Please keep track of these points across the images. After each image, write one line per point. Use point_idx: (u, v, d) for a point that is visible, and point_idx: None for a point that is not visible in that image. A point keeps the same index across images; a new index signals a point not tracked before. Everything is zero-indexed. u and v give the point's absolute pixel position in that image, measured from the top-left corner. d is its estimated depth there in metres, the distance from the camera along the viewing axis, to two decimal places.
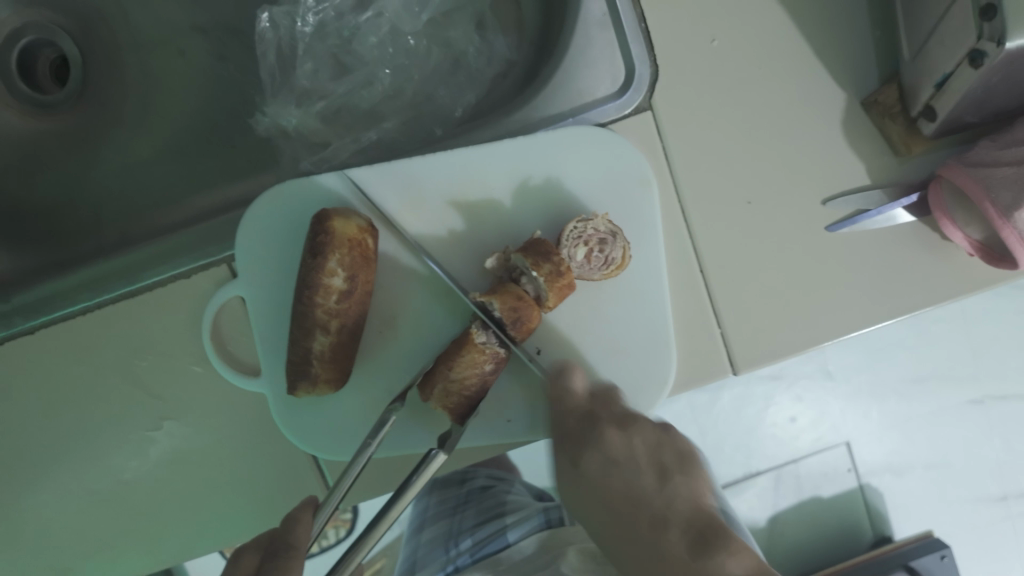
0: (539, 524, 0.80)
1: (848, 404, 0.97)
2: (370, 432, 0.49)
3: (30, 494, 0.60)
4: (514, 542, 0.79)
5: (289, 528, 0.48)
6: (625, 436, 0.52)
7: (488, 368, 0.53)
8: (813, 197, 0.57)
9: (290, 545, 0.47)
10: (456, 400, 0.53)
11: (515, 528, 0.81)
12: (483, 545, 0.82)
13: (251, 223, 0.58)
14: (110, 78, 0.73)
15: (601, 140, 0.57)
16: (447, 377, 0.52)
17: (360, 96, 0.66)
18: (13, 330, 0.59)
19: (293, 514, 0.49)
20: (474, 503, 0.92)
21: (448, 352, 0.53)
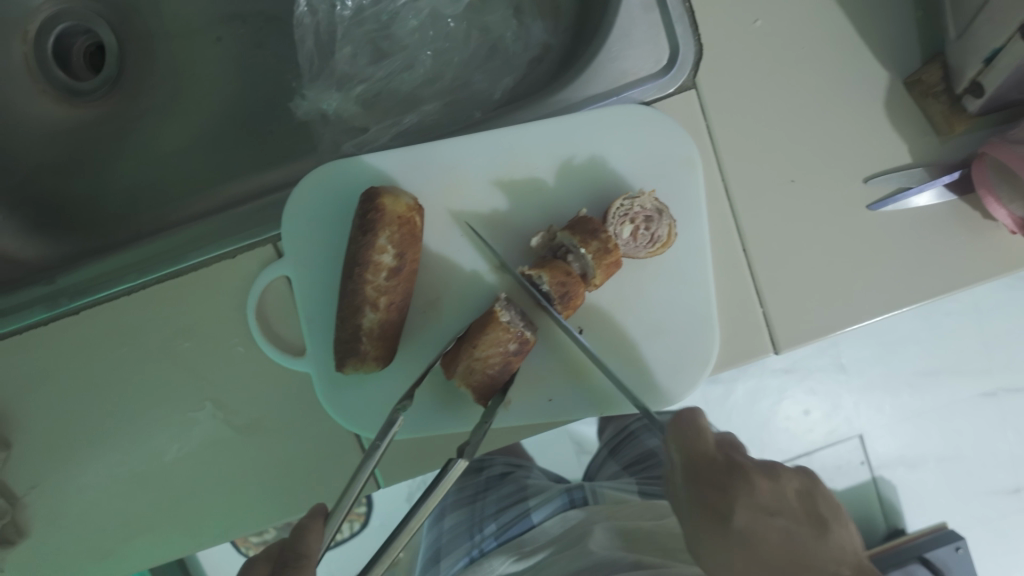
0: (562, 505, 0.81)
1: (860, 397, 0.98)
2: (378, 432, 0.46)
3: (75, 470, 0.61)
4: (540, 523, 0.80)
5: (299, 537, 0.43)
6: (772, 488, 0.45)
7: (511, 347, 0.51)
8: (854, 176, 0.58)
9: (301, 554, 0.43)
10: (478, 379, 0.52)
11: (539, 509, 0.82)
12: (507, 528, 0.82)
13: (297, 204, 0.58)
14: (144, 63, 0.73)
15: (644, 119, 0.57)
16: (471, 355, 0.51)
17: (400, 81, 0.66)
18: (61, 309, 0.60)
19: (304, 521, 0.44)
20: (493, 491, 0.92)
21: (472, 330, 0.52)
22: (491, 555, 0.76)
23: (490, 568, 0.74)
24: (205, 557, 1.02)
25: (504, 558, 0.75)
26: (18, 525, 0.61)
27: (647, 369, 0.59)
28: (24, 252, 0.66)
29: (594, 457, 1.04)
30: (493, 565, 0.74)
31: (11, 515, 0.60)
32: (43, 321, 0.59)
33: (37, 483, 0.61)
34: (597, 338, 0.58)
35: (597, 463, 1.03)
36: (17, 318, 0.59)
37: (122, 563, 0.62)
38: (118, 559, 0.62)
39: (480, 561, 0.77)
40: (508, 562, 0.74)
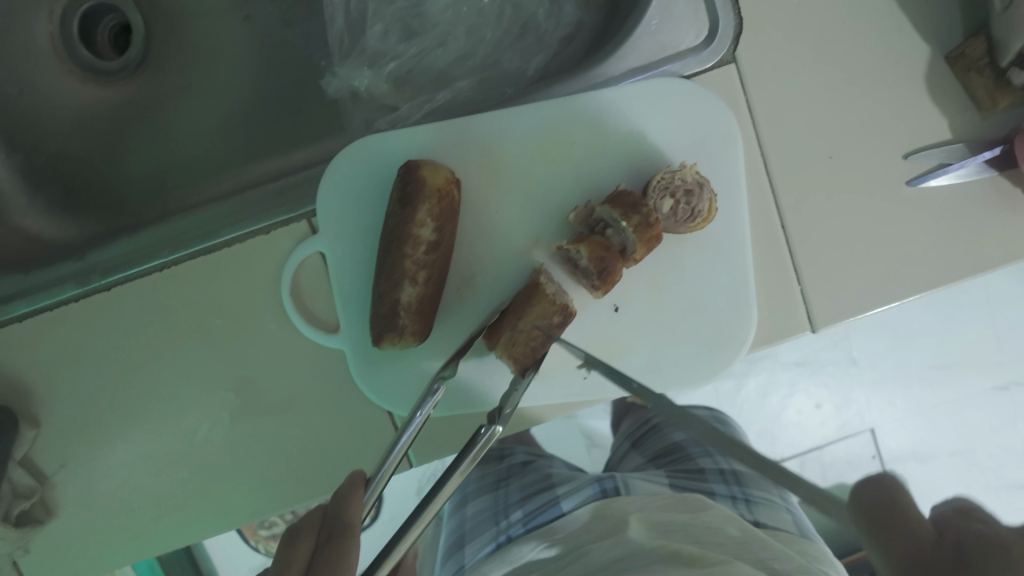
0: (593, 494, 0.79)
1: (874, 393, 0.84)
2: (419, 400, 0.48)
3: (106, 448, 0.61)
4: (569, 511, 0.78)
5: (341, 506, 0.42)
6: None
7: (556, 319, 0.51)
8: (893, 152, 0.57)
9: (345, 524, 0.41)
10: (523, 350, 0.51)
11: (569, 498, 0.81)
12: (535, 515, 0.81)
13: (333, 179, 0.58)
14: (171, 42, 0.72)
15: (684, 92, 0.56)
16: (516, 325, 0.51)
17: (431, 57, 0.64)
18: (93, 286, 0.59)
19: (343, 490, 0.43)
20: (516, 478, 0.93)
21: (517, 301, 0.52)
22: (521, 542, 0.76)
23: (520, 555, 0.74)
24: (215, 549, 1.03)
25: (533, 544, 0.74)
26: (46, 504, 0.61)
27: (684, 346, 0.58)
28: (50, 232, 0.66)
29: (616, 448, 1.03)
30: (522, 552, 0.74)
31: (39, 493, 0.60)
32: (73, 298, 0.59)
33: (65, 462, 0.61)
34: (634, 315, 0.58)
35: (619, 456, 1.02)
36: (47, 294, 0.59)
37: (152, 543, 0.62)
38: (147, 539, 0.62)
39: (509, 548, 0.77)
40: (538, 548, 0.73)
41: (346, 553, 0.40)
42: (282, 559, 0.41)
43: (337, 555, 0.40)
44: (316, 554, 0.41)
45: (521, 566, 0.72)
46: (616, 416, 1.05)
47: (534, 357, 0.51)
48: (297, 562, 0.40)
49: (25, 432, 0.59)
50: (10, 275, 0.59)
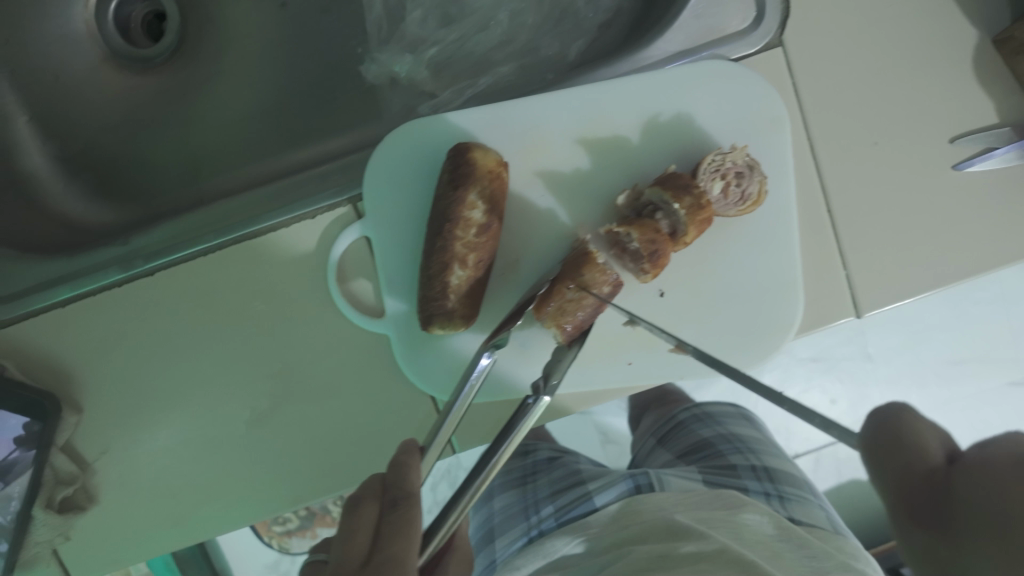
0: (626, 489, 0.79)
1: None
2: (467, 370, 0.49)
3: (146, 434, 0.60)
4: (601, 507, 0.78)
5: (401, 474, 0.43)
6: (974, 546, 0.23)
7: (604, 291, 0.52)
8: (939, 136, 0.56)
9: (407, 491, 0.42)
10: (570, 322, 0.50)
11: (602, 493, 0.81)
12: (566, 511, 0.81)
13: (379, 163, 0.58)
14: (205, 29, 0.72)
15: (732, 75, 0.56)
16: (567, 292, 0.51)
17: (470, 43, 0.64)
18: (135, 271, 0.59)
19: (400, 458, 0.44)
20: (544, 474, 0.93)
21: (568, 271, 0.52)
22: (554, 536, 0.76)
23: (554, 548, 0.74)
24: (229, 544, 1.02)
25: (567, 539, 0.74)
26: (87, 491, 0.60)
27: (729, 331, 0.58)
28: (88, 217, 0.66)
29: (638, 443, 1.00)
30: (556, 546, 0.74)
31: (80, 481, 0.60)
32: (116, 284, 0.59)
33: (107, 448, 0.60)
34: (678, 300, 0.58)
35: (643, 451, 0.99)
36: (90, 280, 0.59)
37: (193, 531, 0.62)
38: (188, 526, 0.61)
39: (542, 542, 0.77)
40: (572, 543, 0.73)
41: (411, 520, 0.41)
42: (349, 525, 0.42)
43: (405, 521, 0.41)
44: (382, 521, 0.42)
45: (556, 562, 0.71)
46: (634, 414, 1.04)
47: (580, 329, 0.51)
48: (364, 527, 0.42)
49: (67, 419, 0.59)
50: (52, 262, 0.60)
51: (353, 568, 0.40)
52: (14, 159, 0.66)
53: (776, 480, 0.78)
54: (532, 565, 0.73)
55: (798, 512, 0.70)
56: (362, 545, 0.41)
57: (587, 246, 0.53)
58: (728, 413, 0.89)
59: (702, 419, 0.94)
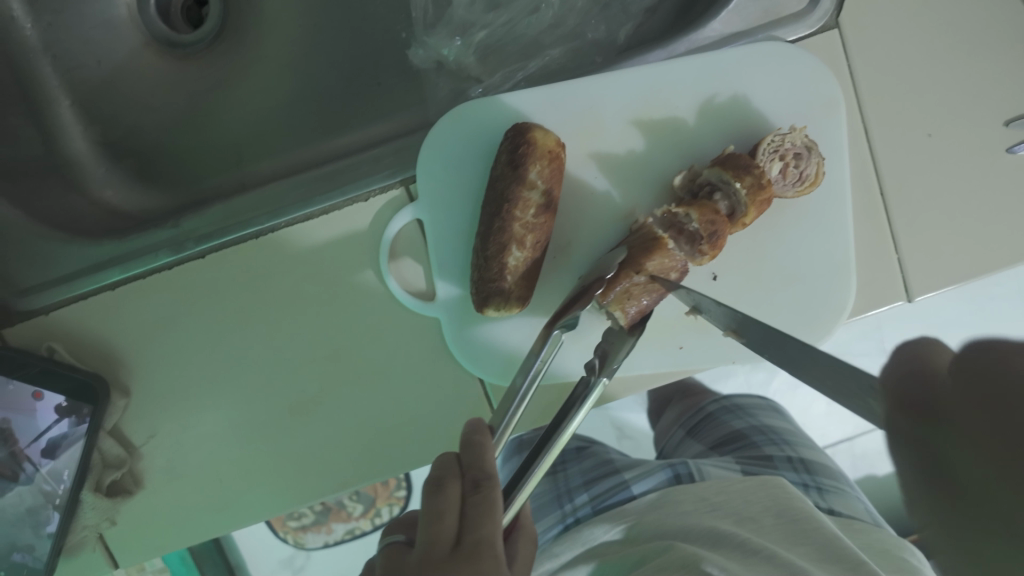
0: (666, 478, 0.75)
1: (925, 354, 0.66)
2: (536, 345, 0.47)
3: (193, 418, 0.60)
4: (641, 495, 0.75)
5: (478, 455, 0.43)
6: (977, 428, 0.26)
7: (672, 276, 0.52)
8: (994, 118, 0.55)
9: (488, 473, 0.43)
10: (634, 307, 0.50)
11: (639, 481, 0.77)
12: (603, 498, 0.78)
13: (433, 145, 0.58)
14: (246, 12, 0.71)
15: (788, 56, 0.55)
16: (633, 276, 0.50)
17: (519, 27, 0.64)
18: (186, 254, 0.59)
19: (474, 438, 0.45)
20: (573, 463, 0.88)
21: (634, 254, 0.51)
22: (592, 523, 0.73)
23: (592, 536, 0.72)
24: (243, 539, 1.00)
25: (606, 526, 0.71)
26: (134, 475, 0.60)
27: (783, 315, 0.58)
28: (128, 205, 0.66)
29: (667, 437, 0.95)
30: (595, 534, 0.72)
31: (129, 464, 0.60)
32: (166, 267, 0.59)
33: (155, 432, 0.60)
34: (731, 283, 0.57)
35: (672, 445, 0.94)
36: (140, 263, 0.59)
37: (238, 518, 0.61)
38: (234, 513, 0.60)
39: (578, 528, 0.74)
40: (612, 531, 0.70)
41: (494, 501, 0.42)
42: (431, 508, 0.42)
43: (488, 502, 0.42)
44: (465, 503, 0.42)
45: (594, 549, 0.69)
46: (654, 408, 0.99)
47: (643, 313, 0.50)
48: (449, 510, 0.42)
49: (116, 402, 0.59)
50: (101, 244, 0.60)
51: (443, 551, 0.40)
52: (55, 143, 0.66)
53: (814, 472, 0.76)
54: (570, 553, 0.71)
55: (837, 505, 0.69)
56: (449, 529, 0.41)
57: (650, 228, 0.53)
58: (759, 407, 0.90)
59: (734, 411, 0.90)
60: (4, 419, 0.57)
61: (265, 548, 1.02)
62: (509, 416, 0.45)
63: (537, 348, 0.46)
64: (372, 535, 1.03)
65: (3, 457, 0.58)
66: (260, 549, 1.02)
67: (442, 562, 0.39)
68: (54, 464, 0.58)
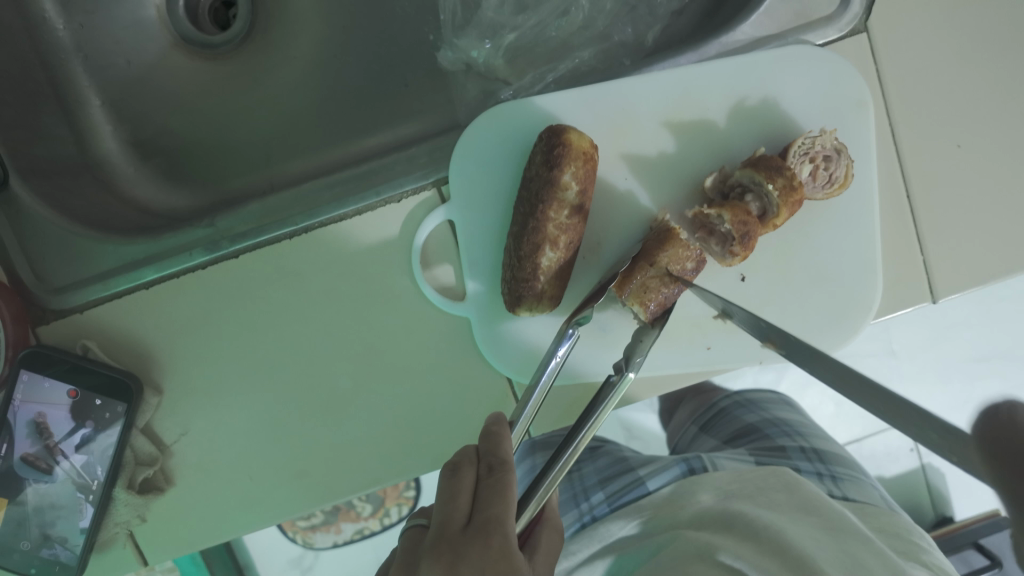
0: (681, 473, 0.75)
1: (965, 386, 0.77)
2: (554, 341, 0.48)
3: (225, 415, 0.61)
4: (656, 490, 0.74)
5: (493, 442, 0.44)
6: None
7: (689, 267, 0.53)
8: (1018, 121, 0.56)
9: (501, 458, 0.43)
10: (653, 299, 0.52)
11: (654, 476, 0.76)
12: (619, 495, 0.77)
13: (465, 146, 0.58)
14: (277, 14, 0.72)
15: (820, 59, 0.55)
16: (647, 270, 0.52)
17: (549, 30, 0.64)
18: (220, 253, 0.59)
19: (491, 428, 0.46)
20: (589, 462, 0.87)
21: (648, 247, 0.53)
22: (608, 520, 0.73)
23: (609, 533, 0.71)
24: (252, 539, 1.01)
25: (623, 522, 0.71)
26: (166, 473, 0.61)
27: (808, 317, 0.58)
28: (157, 204, 0.67)
29: (679, 432, 0.96)
30: (611, 530, 0.71)
31: (160, 462, 0.60)
32: (200, 266, 0.59)
33: (186, 430, 0.61)
34: (759, 284, 0.58)
35: (686, 439, 0.95)
36: (174, 261, 0.59)
37: (269, 515, 0.61)
38: (264, 510, 0.61)
39: (595, 526, 0.74)
40: (629, 526, 0.70)
41: (508, 484, 0.42)
42: (446, 492, 0.43)
43: (501, 484, 0.42)
44: (479, 485, 0.43)
45: (612, 545, 0.70)
46: (669, 406, 0.99)
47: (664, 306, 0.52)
48: (462, 491, 0.43)
49: (149, 400, 0.59)
50: (135, 242, 0.60)
51: (455, 529, 0.41)
52: (86, 142, 0.66)
53: (827, 461, 0.77)
54: (587, 550, 0.71)
55: (851, 492, 0.71)
56: (462, 508, 0.42)
57: (664, 222, 0.54)
58: (770, 401, 0.92)
59: (745, 406, 0.92)
60: (40, 414, 0.59)
61: (272, 547, 1.02)
62: (529, 408, 0.47)
63: (555, 342, 0.48)
64: (380, 536, 1.04)
65: (39, 451, 0.59)
66: (268, 549, 1.02)
67: (455, 540, 0.40)
68: (88, 459, 0.59)
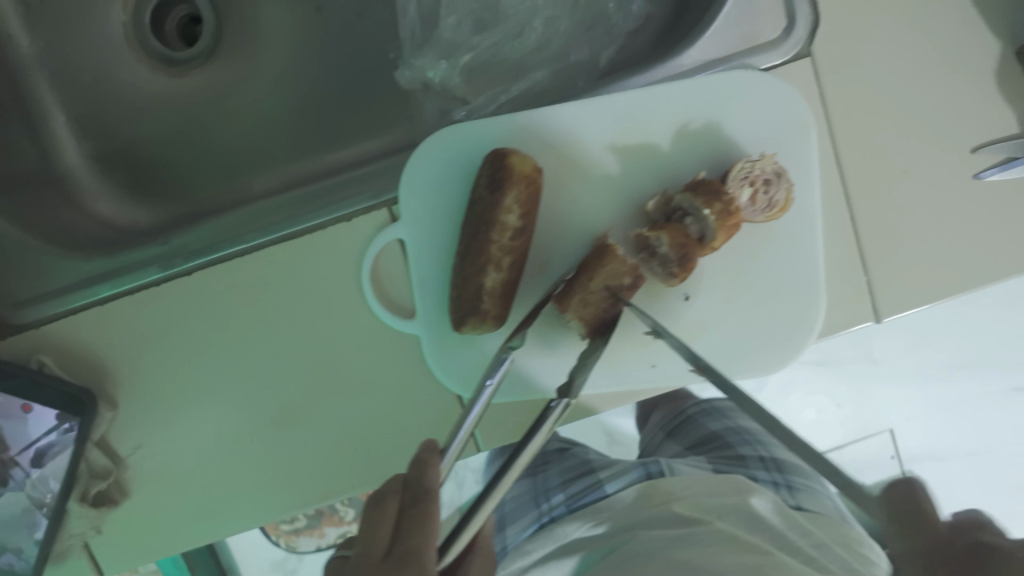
0: (636, 477, 0.76)
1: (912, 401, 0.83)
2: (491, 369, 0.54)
3: (179, 429, 0.61)
4: (613, 493, 0.75)
5: (421, 471, 0.46)
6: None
7: (626, 282, 0.54)
8: (962, 144, 0.57)
9: (427, 488, 0.45)
10: (592, 313, 0.54)
11: (612, 480, 0.78)
12: (579, 497, 0.79)
13: (416, 167, 0.60)
14: (241, 32, 0.73)
15: (764, 84, 0.57)
16: (587, 286, 0.54)
17: (505, 50, 0.65)
18: (174, 271, 0.60)
19: (423, 456, 0.47)
20: (555, 463, 0.87)
21: (589, 262, 0.55)
22: (565, 521, 0.75)
23: (565, 534, 0.73)
24: (236, 542, 1.02)
25: (578, 524, 0.72)
26: (120, 485, 0.61)
27: (752, 335, 0.60)
28: (121, 217, 0.67)
29: (648, 438, 0.95)
30: (567, 531, 0.73)
31: (115, 474, 0.61)
32: (155, 282, 0.60)
33: (141, 443, 0.61)
34: (703, 304, 0.59)
35: (653, 445, 0.94)
36: (130, 278, 0.60)
37: (221, 528, 0.62)
38: (217, 522, 0.62)
39: (552, 526, 0.75)
40: (584, 527, 0.71)
41: (429, 515, 0.45)
42: (370, 521, 0.46)
43: (423, 515, 0.44)
44: (402, 515, 0.46)
45: (567, 546, 0.70)
46: (644, 411, 0.99)
47: (603, 322, 0.54)
48: (385, 521, 0.45)
49: (104, 414, 0.60)
50: (93, 259, 0.61)
51: (374, 559, 0.44)
52: (51, 158, 0.67)
53: None
54: (543, 551, 0.72)
55: None
56: (383, 539, 0.44)
57: (607, 238, 0.56)
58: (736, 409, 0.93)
59: (712, 414, 0.92)
60: None
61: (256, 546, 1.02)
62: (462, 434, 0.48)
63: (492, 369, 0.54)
64: None
65: None
66: (252, 550, 1.02)
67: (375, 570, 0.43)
68: (41, 472, 0.59)
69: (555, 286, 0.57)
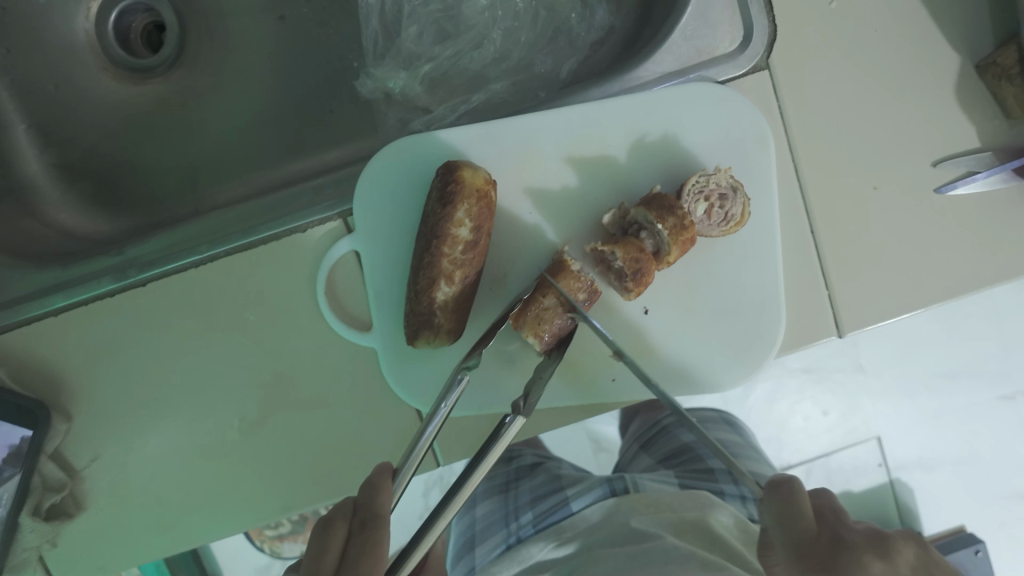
0: (602, 494, 0.72)
1: (880, 399, 0.91)
2: (442, 391, 0.47)
3: (136, 441, 0.61)
4: (578, 511, 0.72)
5: (371, 495, 0.45)
6: (889, 566, 0.40)
7: (580, 297, 0.54)
8: (922, 157, 0.57)
9: (376, 514, 0.44)
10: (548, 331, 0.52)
11: (579, 497, 0.74)
12: (546, 515, 0.75)
13: (372, 179, 0.59)
14: (205, 41, 0.72)
15: (721, 98, 0.57)
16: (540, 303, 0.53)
17: (465, 60, 0.65)
18: (128, 282, 0.60)
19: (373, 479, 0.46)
20: (526, 479, 0.85)
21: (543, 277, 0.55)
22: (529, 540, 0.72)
23: (528, 555, 0.70)
24: (218, 548, 1.00)
25: (542, 544, 0.70)
26: (76, 498, 0.60)
27: (712, 349, 0.59)
28: (83, 227, 0.67)
29: (624, 450, 0.96)
30: (531, 552, 0.70)
31: (70, 487, 0.60)
32: (110, 293, 0.60)
33: (97, 456, 0.61)
34: (662, 317, 0.58)
35: (629, 457, 0.94)
36: (83, 289, 0.59)
37: (181, 541, 0.61)
38: (177, 535, 0.61)
39: (517, 548, 0.72)
40: (547, 549, 0.69)
41: (379, 543, 0.44)
42: (317, 546, 0.45)
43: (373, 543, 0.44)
44: (350, 541, 0.44)
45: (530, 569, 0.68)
46: (621, 419, 0.98)
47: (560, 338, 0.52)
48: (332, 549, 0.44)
49: (57, 426, 0.59)
50: (47, 270, 0.60)
51: None
52: (12, 167, 0.66)
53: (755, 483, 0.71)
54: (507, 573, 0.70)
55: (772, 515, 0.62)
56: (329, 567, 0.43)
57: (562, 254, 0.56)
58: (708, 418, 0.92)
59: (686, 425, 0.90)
60: None
61: (237, 553, 1.00)
62: (413, 456, 0.45)
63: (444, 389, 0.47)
64: None
65: None
66: (234, 559, 1.01)
67: None
68: None
69: (511, 298, 0.57)
